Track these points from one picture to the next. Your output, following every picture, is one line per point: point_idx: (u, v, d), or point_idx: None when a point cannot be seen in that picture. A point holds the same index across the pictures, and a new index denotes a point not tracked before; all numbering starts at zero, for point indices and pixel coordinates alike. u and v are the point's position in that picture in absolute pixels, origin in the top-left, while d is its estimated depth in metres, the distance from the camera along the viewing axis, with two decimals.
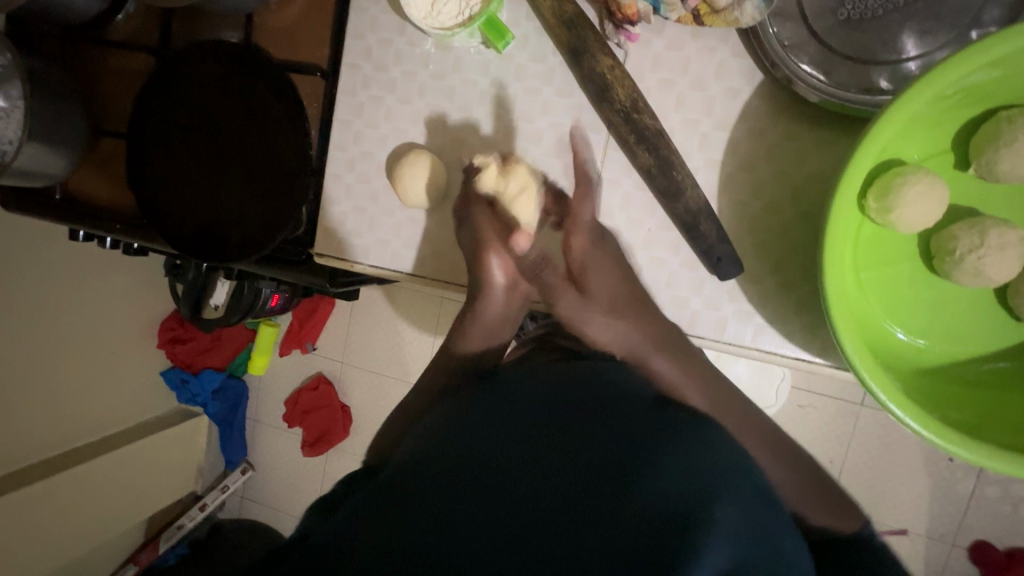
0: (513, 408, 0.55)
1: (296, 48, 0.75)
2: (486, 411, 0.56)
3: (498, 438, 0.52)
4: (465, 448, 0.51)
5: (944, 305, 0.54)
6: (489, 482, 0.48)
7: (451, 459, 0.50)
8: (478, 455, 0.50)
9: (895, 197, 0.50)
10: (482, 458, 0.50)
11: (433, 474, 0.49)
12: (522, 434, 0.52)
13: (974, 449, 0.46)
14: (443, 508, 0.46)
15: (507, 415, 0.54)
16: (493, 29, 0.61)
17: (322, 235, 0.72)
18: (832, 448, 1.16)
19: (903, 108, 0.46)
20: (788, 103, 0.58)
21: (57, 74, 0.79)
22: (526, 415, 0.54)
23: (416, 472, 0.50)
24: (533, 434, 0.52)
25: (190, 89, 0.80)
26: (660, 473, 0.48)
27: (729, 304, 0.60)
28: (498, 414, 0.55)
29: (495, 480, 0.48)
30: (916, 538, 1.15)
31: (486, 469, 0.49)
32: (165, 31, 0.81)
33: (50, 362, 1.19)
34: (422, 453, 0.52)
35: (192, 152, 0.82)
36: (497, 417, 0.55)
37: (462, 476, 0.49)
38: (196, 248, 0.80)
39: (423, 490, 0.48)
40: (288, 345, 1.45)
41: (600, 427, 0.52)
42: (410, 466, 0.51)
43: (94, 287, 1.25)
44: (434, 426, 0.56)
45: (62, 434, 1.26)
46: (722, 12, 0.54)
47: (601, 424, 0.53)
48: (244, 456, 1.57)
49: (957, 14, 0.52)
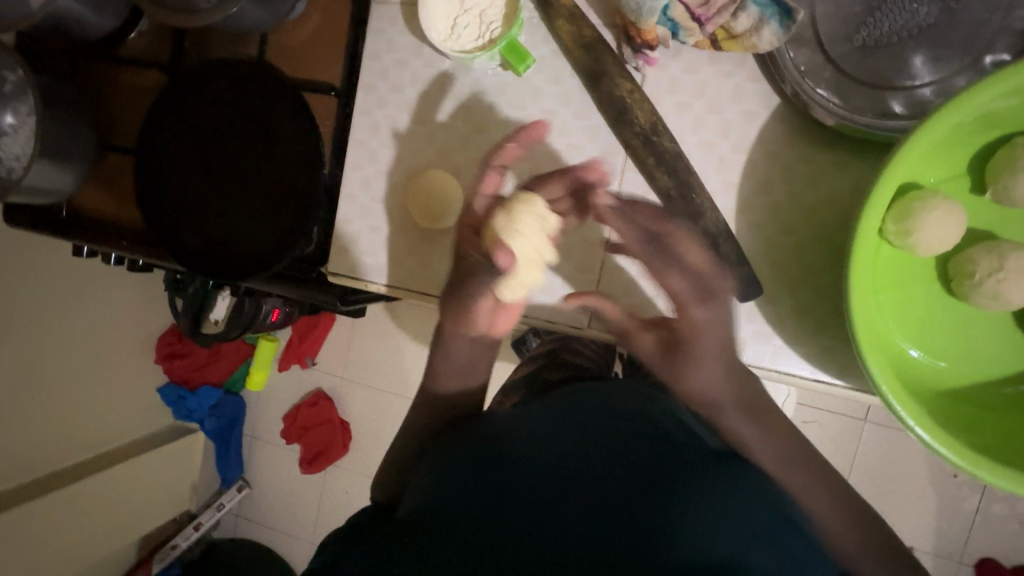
0: (556, 446, 0.54)
1: (311, 67, 0.75)
2: (523, 442, 0.54)
3: (535, 473, 0.51)
4: (499, 478, 0.51)
5: (961, 327, 0.55)
6: (533, 488, 0.49)
7: (482, 490, 0.50)
8: (520, 471, 0.51)
9: (914, 221, 0.51)
10: (528, 468, 0.51)
11: (461, 502, 0.50)
12: (567, 449, 0.53)
13: (1003, 476, 0.46)
14: (492, 516, 0.48)
15: (549, 434, 0.55)
16: (514, 54, 0.62)
17: (334, 254, 0.72)
18: (838, 463, 1.16)
19: (926, 135, 0.46)
20: (804, 127, 0.59)
21: (68, 90, 0.79)
22: (566, 453, 0.53)
23: (444, 499, 0.50)
24: (546, 459, 0.52)
25: (204, 108, 0.79)
26: (682, 516, 0.47)
27: (747, 325, 0.60)
28: (542, 429, 0.56)
29: (538, 486, 0.49)
30: (923, 556, 1.14)
31: (534, 478, 0.50)
32: (178, 48, 0.81)
33: (43, 381, 1.16)
34: (452, 480, 0.52)
35: (203, 170, 0.81)
36: (540, 432, 0.56)
37: (510, 484, 0.50)
38: (204, 266, 0.79)
39: (452, 523, 0.48)
40: (287, 360, 1.43)
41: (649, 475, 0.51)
42: (439, 492, 0.51)
43: (92, 303, 1.23)
44: (471, 439, 0.57)
45: (54, 452, 1.23)
46: (740, 38, 0.55)
47: (649, 472, 0.51)
48: (241, 473, 1.54)
49: (967, 42, 0.53)
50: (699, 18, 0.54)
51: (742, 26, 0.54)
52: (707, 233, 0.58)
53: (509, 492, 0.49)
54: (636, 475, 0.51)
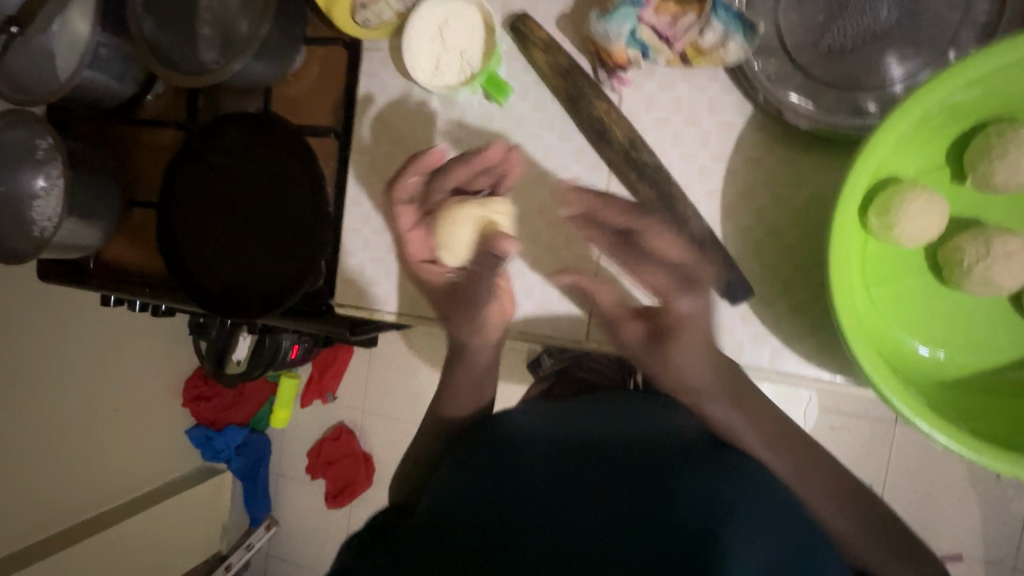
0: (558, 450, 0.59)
1: (312, 113, 0.81)
2: (528, 460, 0.58)
3: (545, 477, 0.57)
4: (508, 479, 0.57)
5: (959, 314, 0.54)
6: (524, 491, 0.56)
7: (497, 495, 0.56)
8: (518, 477, 0.57)
9: (895, 214, 0.51)
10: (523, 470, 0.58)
11: (474, 497, 0.56)
12: (556, 454, 0.59)
13: (1008, 461, 0.44)
14: (487, 524, 0.54)
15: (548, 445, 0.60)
16: (494, 86, 0.66)
17: (345, 285, 0.78)
18: (871, 470, 1.13)
19: (889, 130, 0.47)
20: (779, 132, 0.61)
21: (93, 152, 0.86)
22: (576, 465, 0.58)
23: (465, 500, 0.56)
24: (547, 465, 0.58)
25: (217, 159, 0.85)
26: (673, 511, 0.53)
27: (743, 328, 0.60)
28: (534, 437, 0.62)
29: (527, 488, 0.56)
30: (973, 564, 1.09)
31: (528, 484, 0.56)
32: (192, 107, 0.88)
33: (73, 429, 1.21)
34: (472, 470, 0.58)
35: (217, 216, 0.86)
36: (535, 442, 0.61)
37: (506, 488, 0.56)
38: (223, 306, 0.83)
39: (465, 525, 0.53)
40: (310, 395, 1.47)
41: (633, 499, 0.55)
42: (457, 490, 0.57)
43: (122, 349, 1.29)
44: (481, 446, 0.62)
45: (86, 500, 1.27)
46: (709, 53, 0.57)
47: (626, 476, 0.57)
48: (269, 511, 1.56)
49: (930, 39, 0.55)
50: (667, 39, 0.57)
51: (709, 42, 0.56)
52: (692, 240, 0.60)
53: (508, 492, 0.56)
54: (622, 488, 0.56)
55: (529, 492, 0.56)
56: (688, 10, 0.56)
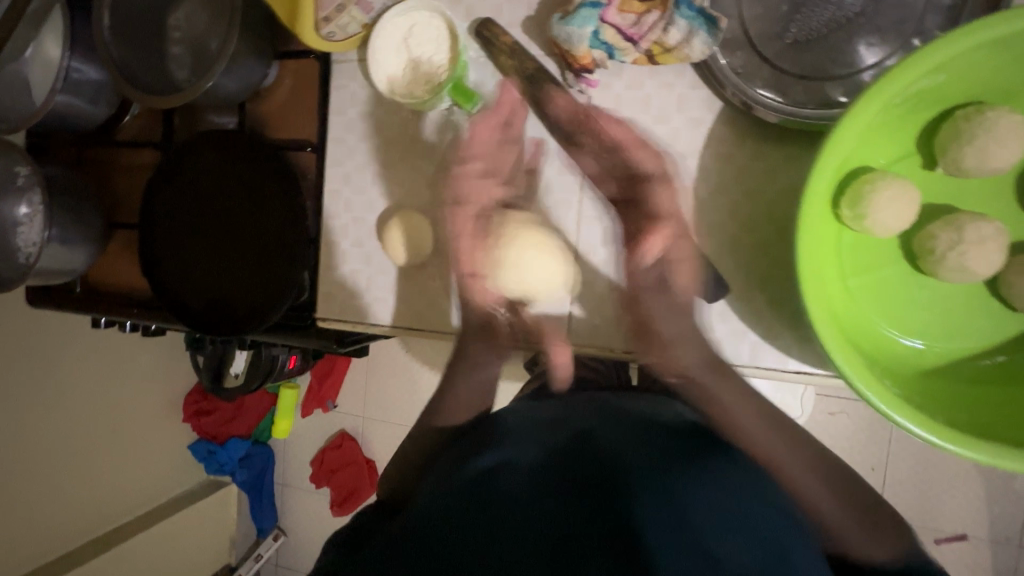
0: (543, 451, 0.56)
1: (287, 128, 0.81)
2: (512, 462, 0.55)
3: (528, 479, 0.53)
4: (490, 482, 0.53)
5: (936, 301, 0.54)
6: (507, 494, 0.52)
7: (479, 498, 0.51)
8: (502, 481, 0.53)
9: (866, 204, 0.51)
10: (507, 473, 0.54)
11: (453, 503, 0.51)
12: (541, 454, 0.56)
13: (983, 450, 0.44)
14: (469, 527, 0.49)
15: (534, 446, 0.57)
16: (461, 93, 0.66)
17: (326, 298, 0.77)
18: (872, 453, 1.12)
19: (853, 121, 0.47)
20: (749, 126, 0.60)
21: (72, 176, 0.86)
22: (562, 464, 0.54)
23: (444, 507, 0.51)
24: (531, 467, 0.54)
25: (194, 177, 0.85)
26: (668, 504, 0.49)
27: (721, 325, 0.61)
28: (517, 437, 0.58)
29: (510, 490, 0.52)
30: (979, 543, 1.09)
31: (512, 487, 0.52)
32: (168, 126, 0.88)
33: (74, 451, 1.22)
34: (453, 478, 0.54)
35: (199, 234, 0.86)
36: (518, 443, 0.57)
37: (487, 491, 0.52)
38: (208, 324, 0.83)
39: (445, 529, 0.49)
40: (310, 405, 1.46)
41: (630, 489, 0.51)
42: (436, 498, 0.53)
43: (119, 369, 1.29)
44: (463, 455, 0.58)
45: (91, 520, 1.28)
46: (674, 50, 0.57)
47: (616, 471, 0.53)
48: (276, 522, 1.56)
49: (895, 26, 0.54)
50: (632, 37, 0.57)
51: (674, 39, 0.56)
52: None
53: (491, 495, 0.52)
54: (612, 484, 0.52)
55: (512, 494, 0.51)
56: (651, 8, 0.55)
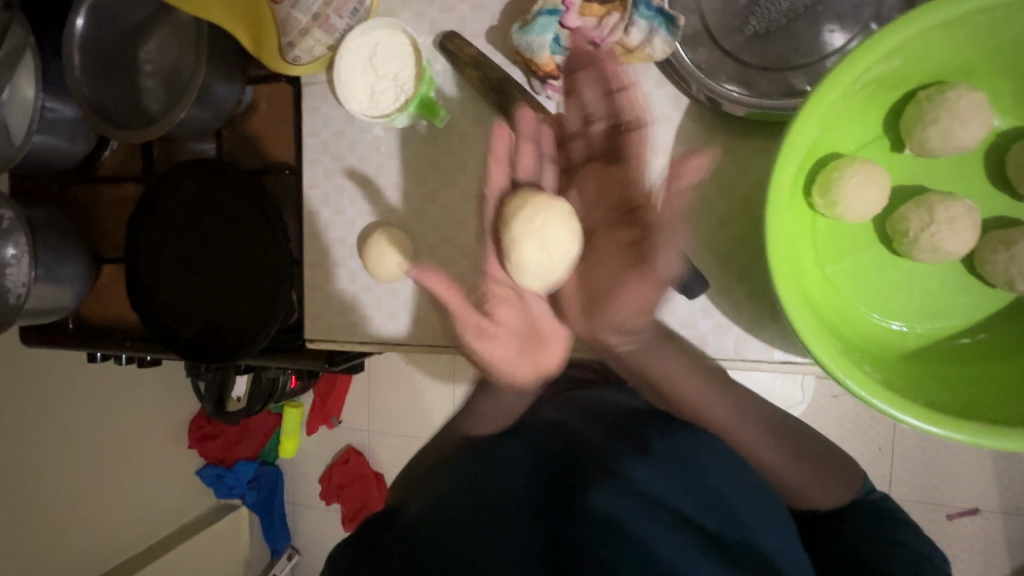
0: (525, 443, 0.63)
1: (264, 152, 0.81)
2: (501, 453, 0.61)
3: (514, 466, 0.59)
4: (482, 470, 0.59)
5: (914, 283, 0.54)
6: (498, 477, 0.58)
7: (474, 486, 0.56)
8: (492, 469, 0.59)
9: (837, 191, 0.51)
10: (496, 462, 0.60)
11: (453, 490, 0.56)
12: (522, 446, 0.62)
13: (966, 430, 0.44)
14: (470, 507, 0.53)
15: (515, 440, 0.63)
16: (428, 109, 0.68)
17: (314, 318, 0.78)
18: (877, 433, 1.12)
19: (814, 110, 0.47)
20: (716, 121, 0.61)
21: (55, 215, 0.86)
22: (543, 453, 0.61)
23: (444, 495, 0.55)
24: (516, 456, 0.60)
25: (176, 208, 0.85)
26: (637, 473, 0.57)
27: (705, 320, 0.61)
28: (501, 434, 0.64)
29: (499, 475, 0.58)
30: (991, 515, 1.08)
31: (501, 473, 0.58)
32: (147, 159, 0.89)
33: (80, 485, 1.22)
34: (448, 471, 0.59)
35: (184, 264, 0.86)
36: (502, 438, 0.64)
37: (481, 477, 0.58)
38: (199, 353, 0.83)
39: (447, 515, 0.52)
40: (315, 422, 1.47)
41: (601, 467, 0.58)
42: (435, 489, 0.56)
43: (119, 401, 1.29)
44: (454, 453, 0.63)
45: (103, 553, 1.28)
46: (637, 51, 0.57)
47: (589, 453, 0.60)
48: (288, 541, 1.56)
49: (852, 11, 0.54)
50: (594, 41, 0.57)
51: (635, 39, 0.56)
52: None
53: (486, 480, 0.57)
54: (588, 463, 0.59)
55: (504, 478, 0.57)
56: (611, 11, 0.56)
